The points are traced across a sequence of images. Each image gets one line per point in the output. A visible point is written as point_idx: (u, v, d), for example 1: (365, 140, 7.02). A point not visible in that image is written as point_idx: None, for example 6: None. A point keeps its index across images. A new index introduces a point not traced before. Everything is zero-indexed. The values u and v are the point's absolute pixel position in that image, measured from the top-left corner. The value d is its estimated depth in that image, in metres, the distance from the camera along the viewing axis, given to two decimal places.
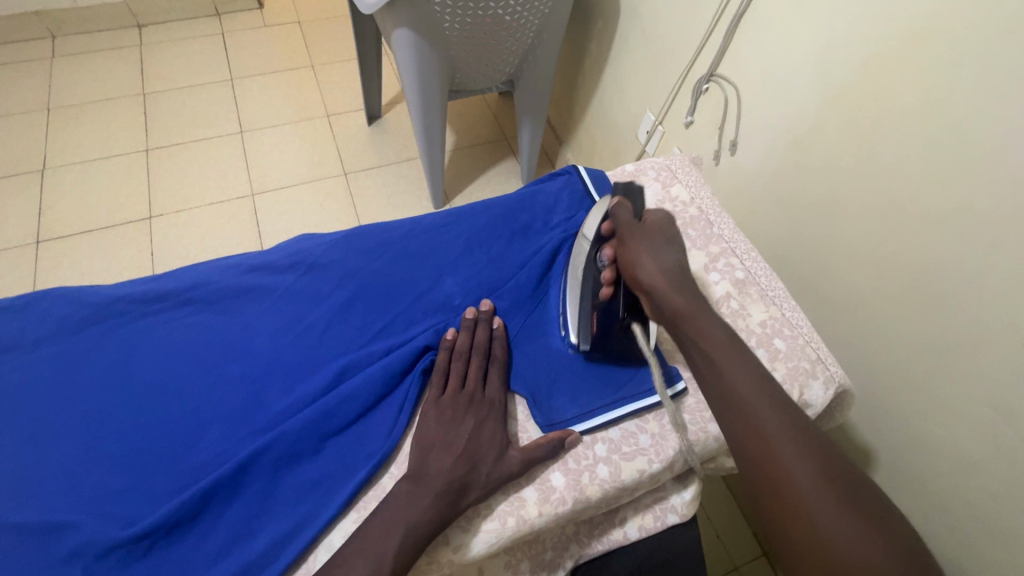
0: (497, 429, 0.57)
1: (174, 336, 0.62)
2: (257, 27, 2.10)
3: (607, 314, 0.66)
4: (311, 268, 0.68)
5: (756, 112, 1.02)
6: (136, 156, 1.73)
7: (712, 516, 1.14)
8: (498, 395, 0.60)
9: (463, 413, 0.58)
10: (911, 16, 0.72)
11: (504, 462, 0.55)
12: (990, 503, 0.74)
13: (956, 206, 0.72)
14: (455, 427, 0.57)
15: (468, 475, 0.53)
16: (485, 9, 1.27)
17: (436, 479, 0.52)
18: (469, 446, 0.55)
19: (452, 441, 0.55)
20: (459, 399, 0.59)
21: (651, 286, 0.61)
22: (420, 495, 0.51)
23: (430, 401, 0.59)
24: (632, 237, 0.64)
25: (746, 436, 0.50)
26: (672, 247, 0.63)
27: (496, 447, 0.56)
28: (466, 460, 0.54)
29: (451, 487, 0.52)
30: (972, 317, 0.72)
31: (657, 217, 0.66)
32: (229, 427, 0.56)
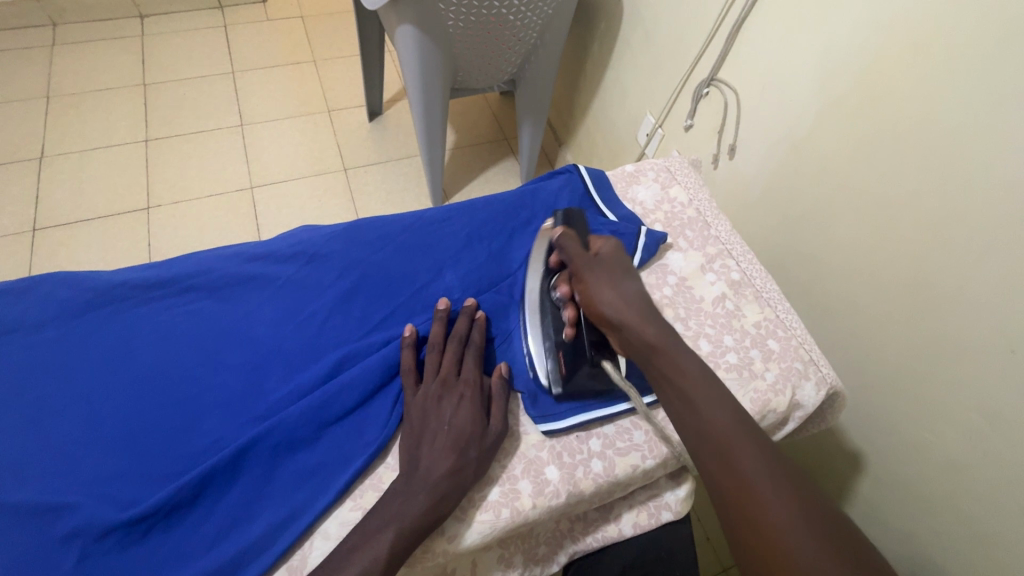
0: (472, 405, 0.57)
1: (174, 322, 0.62)
2: (260, 20, 2.10)
3: (573, 354, 0.63)
4: (312, 258, 0.69)
5: (754, 116, 1.03)
6: (135, 146, 1.73)
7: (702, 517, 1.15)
8: (472, 377, 0.59)
9: (442, 402, 0.58)
10: (909, 25, 0.74)
11: (487, 437, 0.56)
12: (978, 507, 0.75)
13: (952, 213, 0.73)
14: (433, 417, 0.57)
15: (458, 463, 0.53)
16: (489, 8, 1.27)
17: (428, 474, 0.52)
18: (451, 434, 0.55)
19: (435, 434, 0.55)
20: (433, 389, 0.58)
21: (620, 319, 0.60)
22: (415, 492, 0.51)
23: (409, 396, 0.59)
24: (588, 271, 0.64)
25: (725, 475, 0.50)
26: (628, 280, 0.64)
27: (476, 426, 0.56)
28: (452, 450, 0.54)
29: (444, 479, 0.52)
30: (963, 323, 0.74)
31: (608, 247, 0.67)
32: (228, 414, 0.57)
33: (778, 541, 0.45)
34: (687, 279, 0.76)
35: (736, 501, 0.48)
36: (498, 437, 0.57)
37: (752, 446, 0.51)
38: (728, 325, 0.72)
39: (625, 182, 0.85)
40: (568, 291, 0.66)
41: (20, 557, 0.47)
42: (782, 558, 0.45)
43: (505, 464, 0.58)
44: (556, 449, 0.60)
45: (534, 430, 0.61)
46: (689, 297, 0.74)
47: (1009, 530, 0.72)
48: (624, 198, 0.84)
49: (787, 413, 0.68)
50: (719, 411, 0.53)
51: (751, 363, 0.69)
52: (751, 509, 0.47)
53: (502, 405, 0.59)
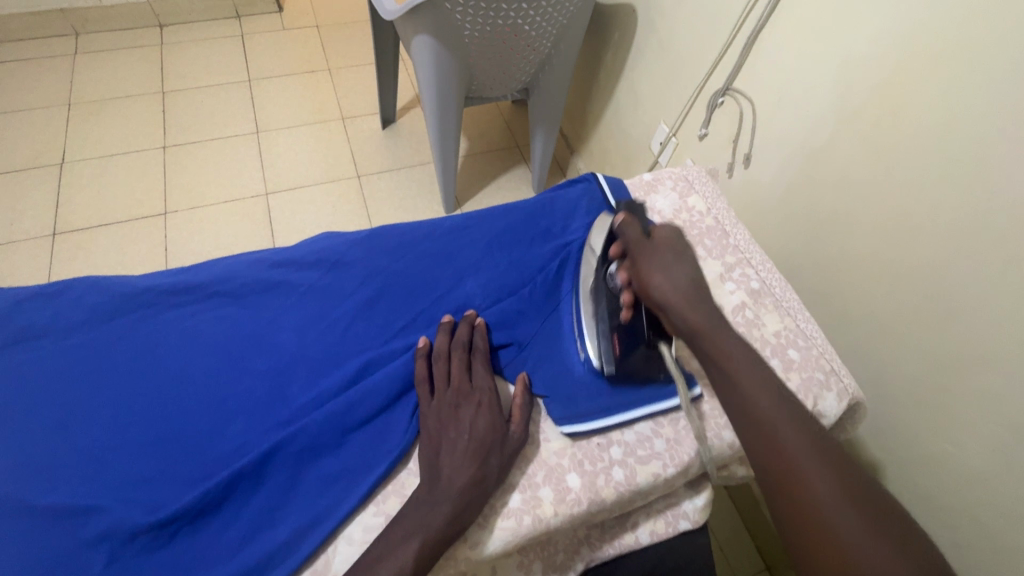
0: (492, 411, 0.57)
1: (200, 327, 0.63)
2: (276, 30, 2.14)
3: (630, 337, 0.65)
4: (335, 265, 0.69)
5: (769, 126, 1.04)
6: (153, 153, 1.76)
7: (716, 529, 1.19)
8: (489, 384, 0.59)
9: (461, 409, 0.58)
10: (929, 34, 0.74)
11: (508, 443, 0.56)
12: (999, 522, 0.75)
13: (970, 224, 0.73)
14: (453, 422, 0.57)
15: (480, 470, 0.53)
16: (504, 19, 1.29)
17: (452, 480, 0.52)
18: (471, 441, 0.55)
19: (455, 440, 0.55)
20: (450, 395, 0.58)
21: (666, 303, 0.61)
22: (440, 499, 0.51)
23: (424, 407, 0.58)
24: (643, 257, 0.64)
25: (768, 453, 0.50)
26: (683, 264, 0.64)
27: (497, 433, 0.56)
28: (472, 457, 0.54)
29: (467, 487, 0.52)
30: (984, 335, 0.73)
31: (666, 232, 0.67)
32: (253, 418, 0.57)
33: (818, 510, 0.46)
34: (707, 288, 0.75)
35: (787, 482, 0.48)
36: (517, 443, 0.57)
37: (795, 424, 0.51)
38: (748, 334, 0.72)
39: (643, 191, 0.84)
40: (626, 275, 0.66)
41: (50, 557, 0.48)
42: (833, 541, 0.44)
43: (525, 469, 0.58)
44: (577, 456, 0.60)
45: (555, 436, 0.61)
46: None
47: None
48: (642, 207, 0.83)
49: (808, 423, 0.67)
50: (761, 392, 0.53)
51: None
52: (793, 483, 0.47)
53: (521, 410, 0.59)
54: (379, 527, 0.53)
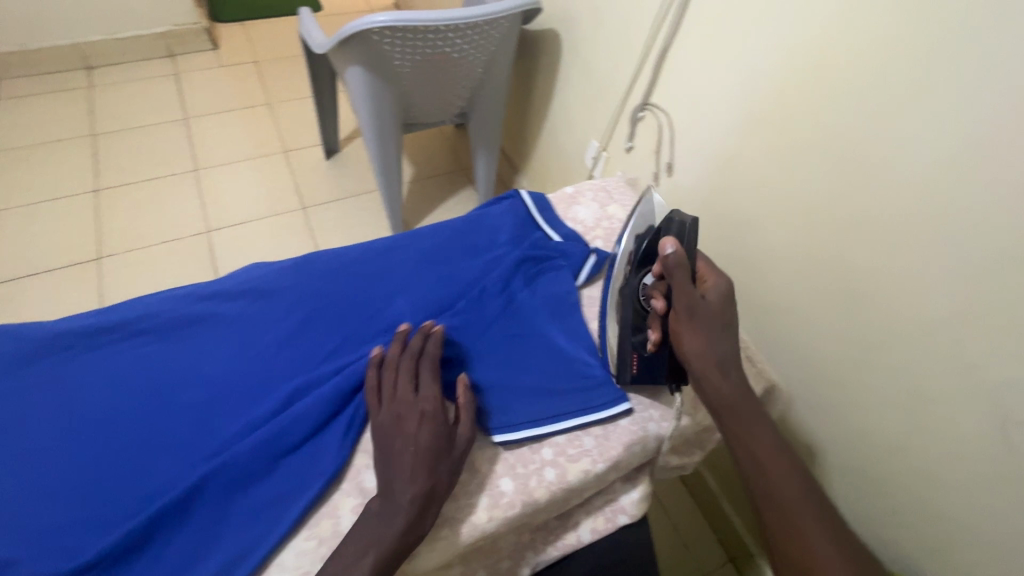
0: (437, 419, 0.57)
1: (121, 368, 0.62)
2: (212, 67, 2.13)
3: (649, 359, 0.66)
4: (262, 295, 0.69)
5: (684, 136, 1.11)
6: (85, 197, 1.70)
7: (679, 527, 1.23)
8: (435, 394, 0.59)
9: (407, 417, 0.57)
10: (807, 46, 0.82)
11: (455, 447, 0.57)
12: (921, 484, 0.83)
13: (862, 215, 0.81)
14: (400, 431, 0.56)
15: (430, 479, 0.53)
16: (434, 48, 1.34)
17: (402, 492, 0.52)
18: (417, 451, 0.54)
19: (403, 450, 0.55)
20: (398, 405, 0.58)
21: (702, 373, 0.60)
22: (392, 513, 0.51)
23: (376, 417, 0.58)
24: (691, 318, 0.61)
25: (784, 532, 0.54)
26: (726, 334, 0.62)
27: (444, 439, 0.56)
28: (421, 467, 0.54)
29: (419, 498, 0.52)
30: (888, 314, 0.81)
31: (716, 293, 0.63)
32: (178, 455, 0.56)
33: None
34: None
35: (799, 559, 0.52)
36: (464, 445, 0.57)
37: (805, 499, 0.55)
38: None
39: (565, 204, 0.88)
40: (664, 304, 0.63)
41: None
42: None
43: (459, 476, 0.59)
44: (510, 460, 0.61)
45: (488, 444, 0.62)
46: None
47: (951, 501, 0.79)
48: (565, 218, 0.87)
49: None
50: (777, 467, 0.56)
51: None
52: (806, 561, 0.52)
53: (467, 414, 0.59)
54: (312, 551, 0.53)
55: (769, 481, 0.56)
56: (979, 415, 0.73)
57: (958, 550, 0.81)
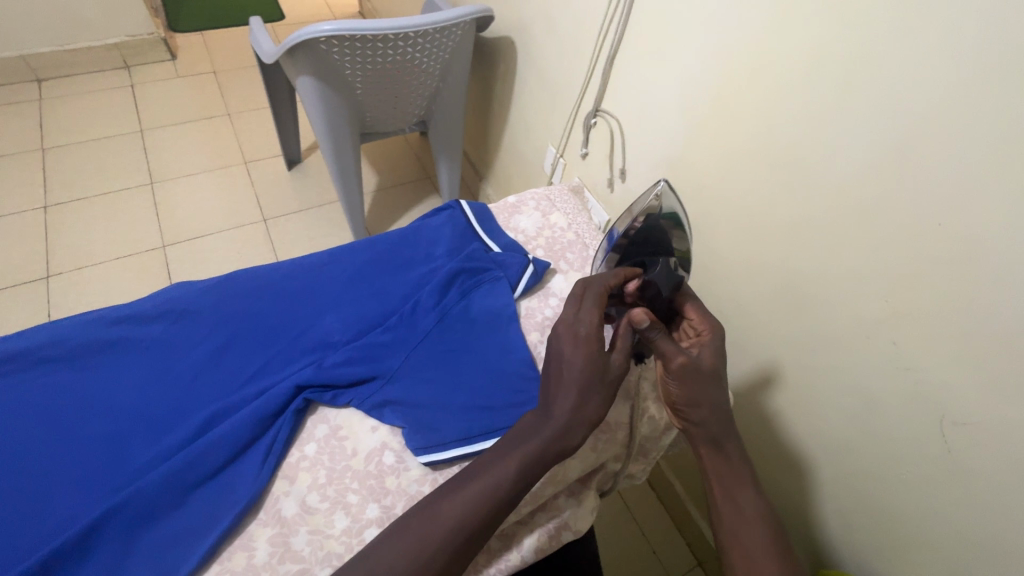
0: (595, 344, 0.59)
1: (24, 397, 0.58)
2: (169, 78, 2.08)
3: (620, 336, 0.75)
4: (183, 315, 0.66)
5: (635, 142, 1.11)
6: (33, 214, 1.64)
7: (647, 532, 1.22)
8: (595, 320, 0.61)
9: (567, 340, 0.60)
10: (741, 51, 0.82)
11: (611, 369, 0.59)
12: (869, 484, 0.84)
13: (800, 218, 0.81)
14: (562, 352, 0.59)
15: (579, 400, 0.56)
16: (385, 57, 1.32)
17: (553, 411, 0.56)
18: (573, 372, 0.57)
19: (560, 371, 0.58)
20: (561, 328, 0.61)
21: (692, 413, 0.64)
22: (537, 429, 0.55)
23: (552, 341, 0.61)
24: (683, 371, 0.63)
25: (738, 555, 0.59)
26: (720, 389, 0.65)
27: (598, 365, 0.58)
28: (576, 387, 0.56)
29: (564, 418, 0.55)
30: (829, 317, 0.81)
31: (712, 355, 0.65)
32: (82, 490, 0.54)
33: None
34: None
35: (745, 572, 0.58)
36: (618, 372, 0.59)
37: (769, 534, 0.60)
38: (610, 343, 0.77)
39: (507, 214, 0.87)
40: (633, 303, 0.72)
41: None
42: None
43: (383, 500, 0.57)
44: (439, 481, 0.59)
45: (416, 464, 0.60)
46: None
47: (897, 501, 0.80)
48: (506, 228, 0.85)
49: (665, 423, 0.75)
50: (750, 504, 0.62)
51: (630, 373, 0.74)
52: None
53: (621, 342, 0.62)
54: None
55: (738, 512, 0.62)
56: (916, 416, 0.74)
57: (906, 548, 0.82)
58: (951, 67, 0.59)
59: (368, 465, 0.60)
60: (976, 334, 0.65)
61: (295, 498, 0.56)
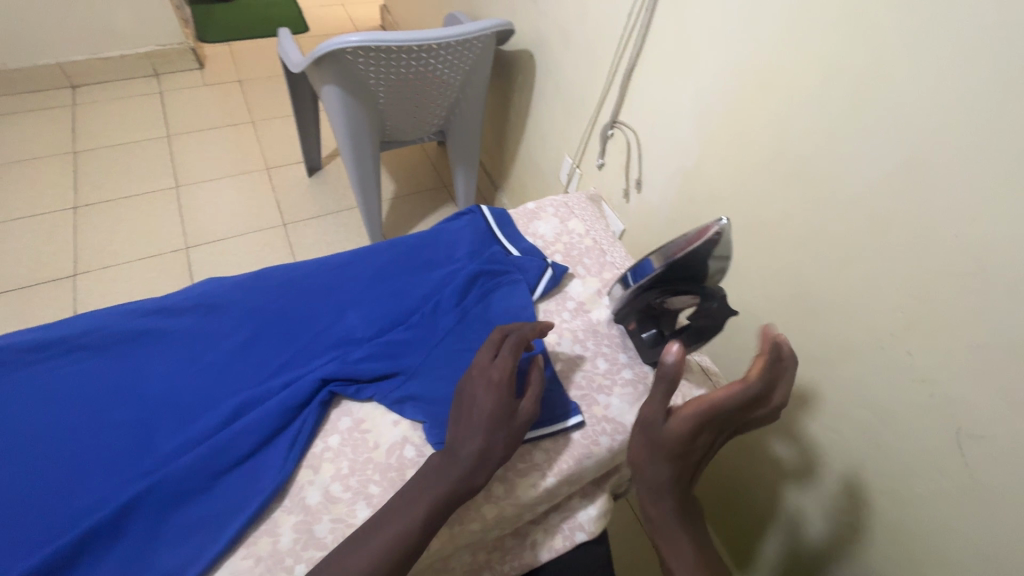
0: (504, 388, 0.58)
1: (61, 383, 0.61)
2: (196, 86, 2.15)
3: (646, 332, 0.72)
4: (212, 308, 0.69)
5: (650, 153, 1.13)
6: (62, 214, 1.70)
7: None
8: (508, 364, 0.60)
9: (477, 379, 0.59)
10: (755, 68, 0.84)
11: (518, 415, 0.58)
12: (882, 498, 0.83)
13: (814, 229, 0.82)
14: (470, 393, 0.59)
15: (485, 443, 0.55)
16: (408, 68, 1.36)
17: (458, 452, 0.55)
18: (480, 414, 0.57)
19: (468, 412, 0.58)
20: (472, 370, 0.60)
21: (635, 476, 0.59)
22: (441, 475, 0.54)
23: (465, 381, 0.60)
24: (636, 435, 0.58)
25: None
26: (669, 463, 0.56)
27: (505, 409, 0.57)
28: (481, 429, 0.56)
29: (469, 459, 0.54)
30: (843, 328, 0.82)
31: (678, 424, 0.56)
32: (112, 472, 0.55)
33: None
34: (586, 304, 0.78)
35: None
36: (526, 417, 0.59)
37: None
38: (628, 344, 0.75)
39: (526, 219, 0.89)
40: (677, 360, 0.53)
41: None
42: None
43: None
44: None
45: None
46: (586, 320, 0.77)
47: (911, 515, 0.79)
48: (526, 233, 0.87)
49: None
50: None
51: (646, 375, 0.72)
52: None
53: (533, 388, 0.61)
54: (248, 570, 0.52)
55: None
56: (931, 429, 0.74)
57: (921, 565, 0.81)
58: (964, 82, 0.60)
59: (389, 457, 0.61)
60: (990, 345, 0.65)
61: (319, 488, 0.58)
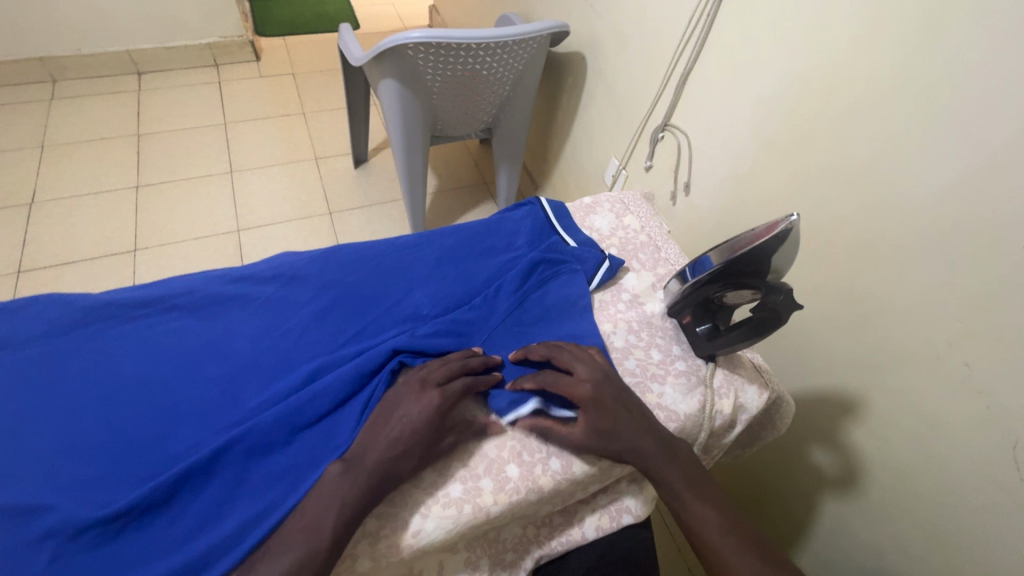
0: (436, 413, 0.59)
1: (158, 338, 0.67)
2: (253, 77, 2.24)
3: (699, 327, 0.73)
4: (292, 280, 0.75)
5: (701, 157, 1.15)
6: (126, 192, 1.80)
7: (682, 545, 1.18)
8: (456, 394, 0.61)
9: (412, 394, 0.61)
10: (818, 76, 0.85)
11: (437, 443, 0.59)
12: (927, 511, 0.82)
13: (871, 236, 0.83)
14: (401, 406, 0.60)
15: (399, 462, 0.57)
16: (464, 65, 1.40)
17: (366, 459, 0.56)
18: (403, 430, 0.58)
19: (391, 424, 0.59)
20: (413, 385, 0.62)
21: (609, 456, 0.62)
22: (350, 483, 0.54)
23: (400, 394, 0.61)
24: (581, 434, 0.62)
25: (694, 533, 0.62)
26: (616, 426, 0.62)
27: (429, 433, 0.59)
28: (397, 445, 0.57)
29: (376, 470, 0.55)
30: (896, 337, 0.82)
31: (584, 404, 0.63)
32: (204, 421, 0.60)
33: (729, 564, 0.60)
34: (640, 296, 0.81)
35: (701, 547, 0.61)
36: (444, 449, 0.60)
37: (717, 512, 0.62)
38: (681, 337, 0.77)
39: (583, 213, 0.91)
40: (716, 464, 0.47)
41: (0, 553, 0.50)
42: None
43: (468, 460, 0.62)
44: (516, 448, 0.64)
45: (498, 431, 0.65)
46: (641, 312, 0.79)
47: (956, 530, 0.78)
48: (582, 226, 0.90)
49: (733, 415, 0.73)
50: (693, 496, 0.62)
51: (699, 368, 0.74)
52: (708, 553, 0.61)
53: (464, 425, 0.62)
54: None
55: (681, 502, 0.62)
56: (987, 442, 0.73)
57: None
58: None
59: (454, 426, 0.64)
60: None
61: None
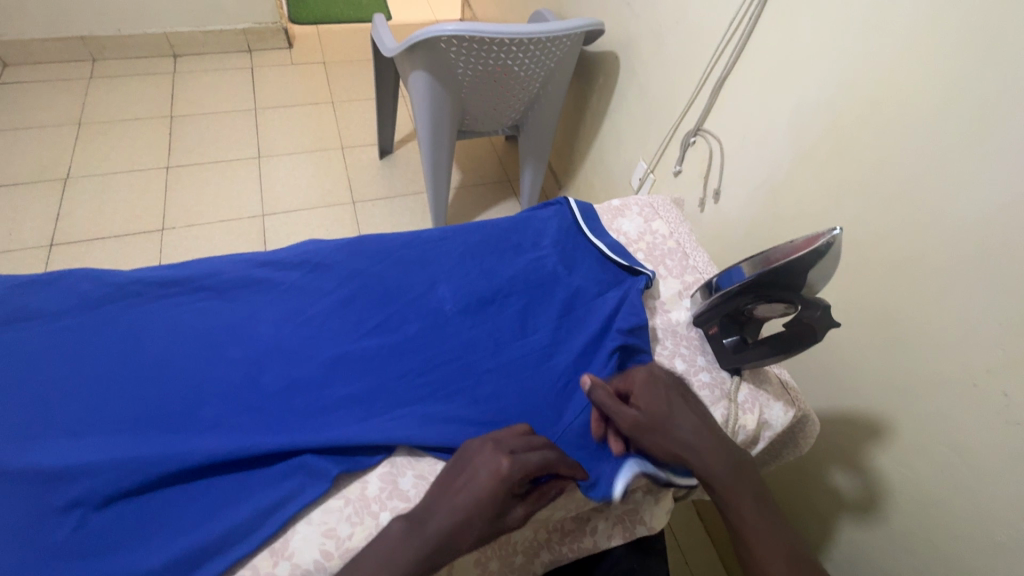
0: (505, 483, 0.52)
1: (184, 317, 0.67)
2: (285, 64, 2.26)
3: (726, 338, 0.72)
4: (317, 267, 0.75)
5: (734, 164, 1.12)
6: (157, 172, 1.83)
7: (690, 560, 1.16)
8: (527, 467, 0.54)
9: (484, 453, 0.55)
10: (863, 86, 0.82)
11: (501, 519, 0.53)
12: (953, 544, 0.79)
13: (910, 255, 0.79)
14: (470, 466, 0.55)
15: (456, 531, 0.51)
16: (496, 61, 1.40)
17: (427, 524, 0.51)
18: (468, 495, 0.52)
19: (458, 487, 0.53)
20: (486, 445, 0.55)
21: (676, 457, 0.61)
22: (405, 544, 0.49)
23: (469, 456, 0.55)
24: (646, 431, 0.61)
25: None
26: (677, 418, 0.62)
27: (493, 506, 0.52)
28: (461, 511, 0.51)
29: (434, 538, 0.50)
30: (929, 362, 0.79)
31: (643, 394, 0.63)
32: (225, 402, 0.60)
33: None
34: (665, 304, 0.80)
35: None
36: (510, 525, 0.54)
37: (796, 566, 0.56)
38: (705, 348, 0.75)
39: (610, 215, 0.90)
40: None
41: (25, 519, 0.51)
42: None
43: None
44: None
45: None
46: (665, 321, 0.78)
47: (984, 565, 0.75)
48: (609, 229, 0.88)
49: (756, 431, 0.71)
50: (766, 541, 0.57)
51: (723, 381, 0.72)
52: None
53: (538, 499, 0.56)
54: (337, 509, 0.56)
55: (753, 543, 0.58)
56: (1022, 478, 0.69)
57: None
58: None
59: None
60: None
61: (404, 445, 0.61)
